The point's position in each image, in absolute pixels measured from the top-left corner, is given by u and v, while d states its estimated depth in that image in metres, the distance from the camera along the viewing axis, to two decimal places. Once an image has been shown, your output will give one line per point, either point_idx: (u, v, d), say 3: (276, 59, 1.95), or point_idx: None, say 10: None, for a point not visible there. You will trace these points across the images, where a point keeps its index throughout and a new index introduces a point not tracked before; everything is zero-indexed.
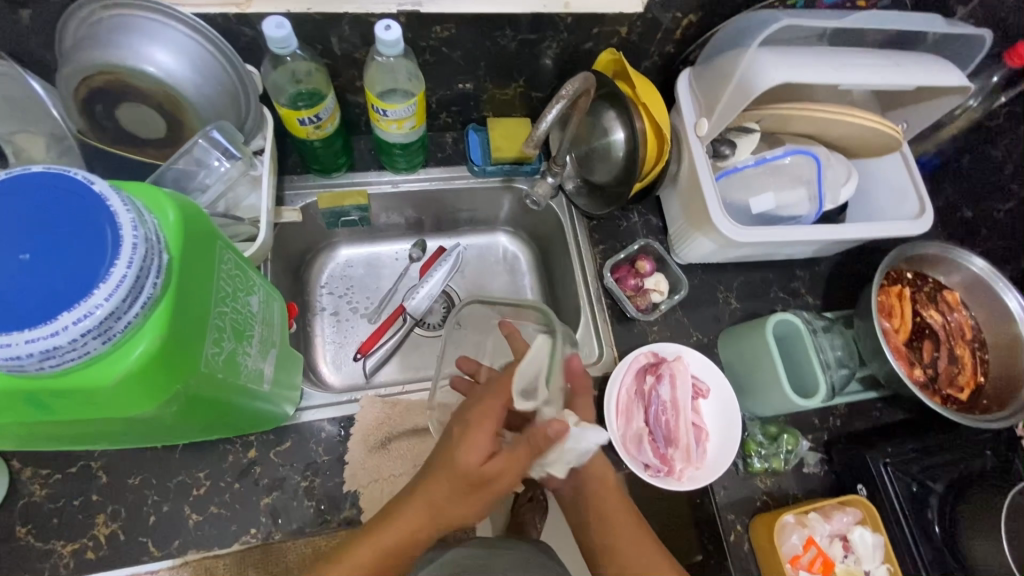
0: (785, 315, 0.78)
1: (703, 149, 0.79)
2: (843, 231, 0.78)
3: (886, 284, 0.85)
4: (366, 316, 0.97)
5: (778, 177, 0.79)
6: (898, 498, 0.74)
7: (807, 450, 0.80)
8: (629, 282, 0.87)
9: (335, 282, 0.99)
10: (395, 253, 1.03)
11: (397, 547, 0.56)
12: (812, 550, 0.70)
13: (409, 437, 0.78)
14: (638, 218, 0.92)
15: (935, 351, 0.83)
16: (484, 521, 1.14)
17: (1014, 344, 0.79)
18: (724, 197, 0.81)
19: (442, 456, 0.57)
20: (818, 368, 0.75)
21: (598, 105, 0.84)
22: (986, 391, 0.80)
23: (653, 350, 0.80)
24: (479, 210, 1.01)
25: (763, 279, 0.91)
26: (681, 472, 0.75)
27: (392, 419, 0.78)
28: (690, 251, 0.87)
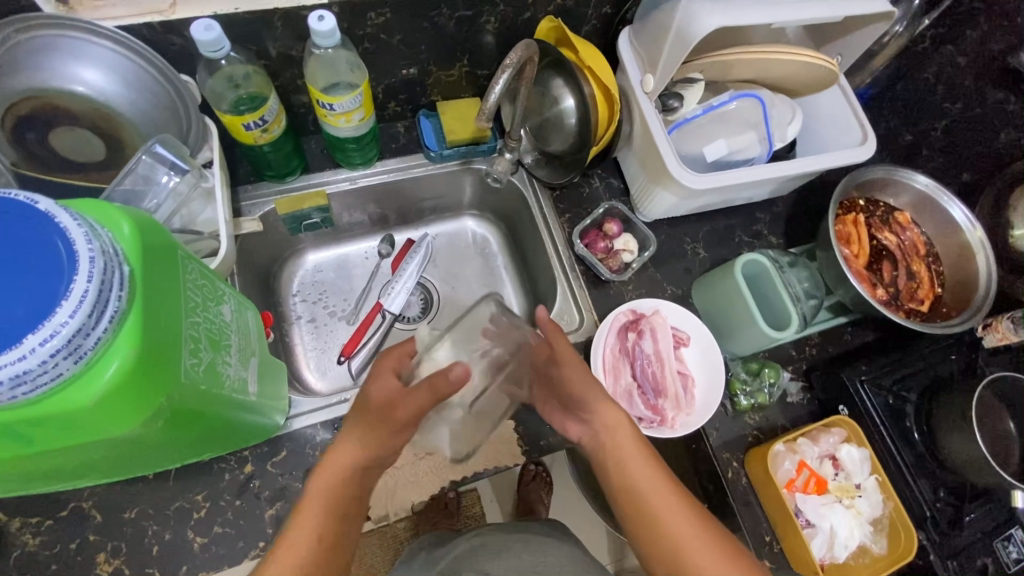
0: (753, 255, 0.81)
1: (652, 104, 0.80)
2: (795, 166, 0.81)
3: (841, 213, 0.88)
4: (344, 318, 0.96)
5: (728, 122, 0.81)
6: (876, 411, 0.78)
7: (789, 381, 0.84)
8: (599, 246, 0.88)
9: (307, 289, 0.98)
10: (364, 252, 1.02)
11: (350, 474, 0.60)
12: (805, 472, 0.74)
13: None
14: (599, 182, 0.94)
15: (894, 269, 0.87)
16: (493, 505, 1.17)
17: (963, 251, 0.84)
18: (679, 148, 0.82)
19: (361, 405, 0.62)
20: (789, 301, 0.78)
21: (544, 74, 0.84)
22: (944, 299, 0.84)
23: (631, 307, 0.82)
24: (442, 197, 1.00)
25: (727, 227, 0.94)
26: (673, 419, 0.77)
27: None
28: (653, 207, 0.88)
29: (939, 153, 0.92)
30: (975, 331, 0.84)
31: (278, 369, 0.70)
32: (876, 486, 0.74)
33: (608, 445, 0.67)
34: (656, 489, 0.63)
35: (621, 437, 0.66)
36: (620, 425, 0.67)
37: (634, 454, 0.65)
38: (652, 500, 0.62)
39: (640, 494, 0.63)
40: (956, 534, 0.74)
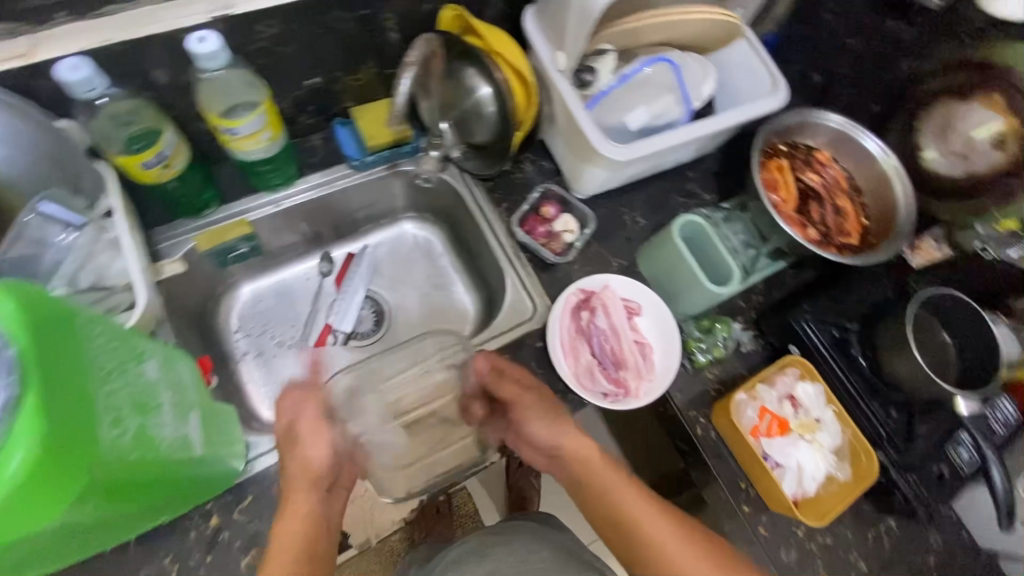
0: (688, 217, 0.82)
1: (568, 81, 0.78)
2: (714, 122, 0.82)
3: (766, 161, 0.90)
4: (294, 346, 0.93)
5: (644, 89, 0.82)
6: (825, 346, 0.81)
7: (740, 331, 0.87)
8: (539, 231, 0.87)
9: (249, 323, 0.93)
10: (303, 274, 0.98)
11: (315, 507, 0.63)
12: (767, 417, 0.77)
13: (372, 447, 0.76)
14: (531, 167, 0.93)
15: (821, 208, 0.90)
16: (484, 501, 1.17)
17: (881, 180, 0.88)
18: (602, 121, 0.82)
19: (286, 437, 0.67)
20: (727, 255, 0.80)
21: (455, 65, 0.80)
22: (871, 228, 0.88)
23: (580, 286, 0.83)
24: (375, 205, 0.97)
25: (661, 191, 0.95)
26: (637, 389, 0.79)
27: None
28: (587, 184, 0.88)
29: (847, 89, 0.95)
30: (903, 254, 0.87)
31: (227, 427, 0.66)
32: (834, 417, 0.78)
33: (584, 474, 0.68)
34: (636, 509, 0.64)
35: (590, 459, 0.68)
36: (590, 452, 0.69)
37: (610, 481, 0.67)
38: (635, 521, 0.63)
39: (623, 517, 0.64)
40: (914, 448, 0.76)
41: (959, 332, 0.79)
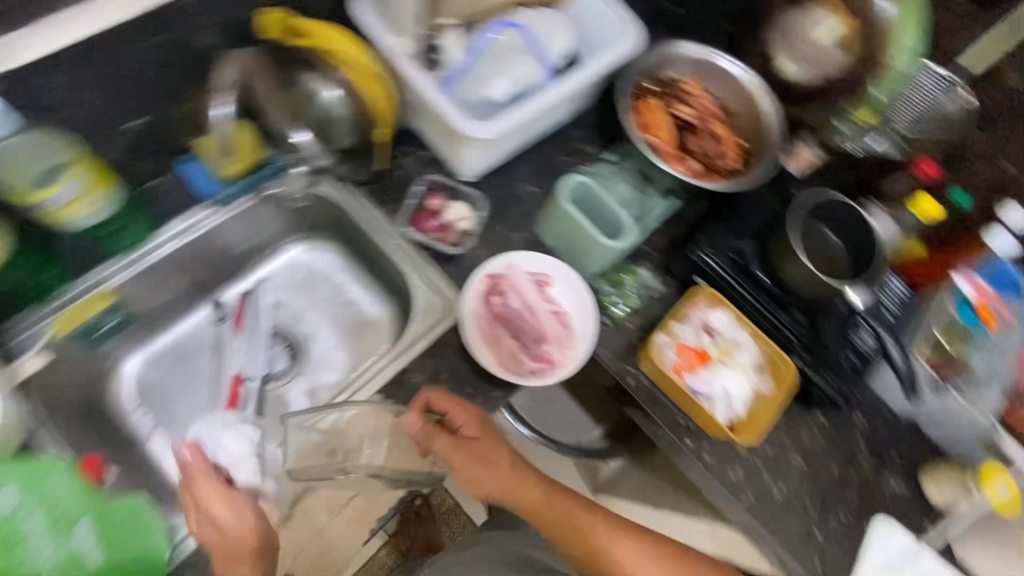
0: (572, 178, 0.81)
1: (418, 67, 0.74)
2: (576, 78, 0.80)
3: (638, 104, 0.90)
4: (207, 405, 0.88)
5: (497, 57, 0.78)
6: (725, 271, 0.84)
7: (649, 276, 0.89)
8: (429, 225, 0.83)
9: (148, 396, 0.86)
10: (195, 329, 0.91)
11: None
12: (685, 353, 0.80)
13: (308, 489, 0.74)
14: (408, 157, 0.86)
15: (699, 137, 0.90)
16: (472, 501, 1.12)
17: (746, 100, 0.90)
18: (463, 99, 0.78)
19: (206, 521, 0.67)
20: (616, 207, 0.81)
21: (289, 75, 0.76)
22: (747, 148, 0.90)
23: (485, 271, 0.79)
24: (254, 237, 0.90)
25: (547, 154, 0.93)
26: (563, 359, 0.78)
27: None
28: (467, 167, 0.84)
29: (701, 13, 0.95)
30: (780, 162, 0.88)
31: (146, 517, 0.64)
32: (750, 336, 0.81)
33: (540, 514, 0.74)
34: (599, 533, 0.73)
35: (547, 503, 0.75)
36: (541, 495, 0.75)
37: (568, 514, 0.74)
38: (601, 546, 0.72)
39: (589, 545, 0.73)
40: (823, 344, 0.81)
41: (838, 229, 0.85)
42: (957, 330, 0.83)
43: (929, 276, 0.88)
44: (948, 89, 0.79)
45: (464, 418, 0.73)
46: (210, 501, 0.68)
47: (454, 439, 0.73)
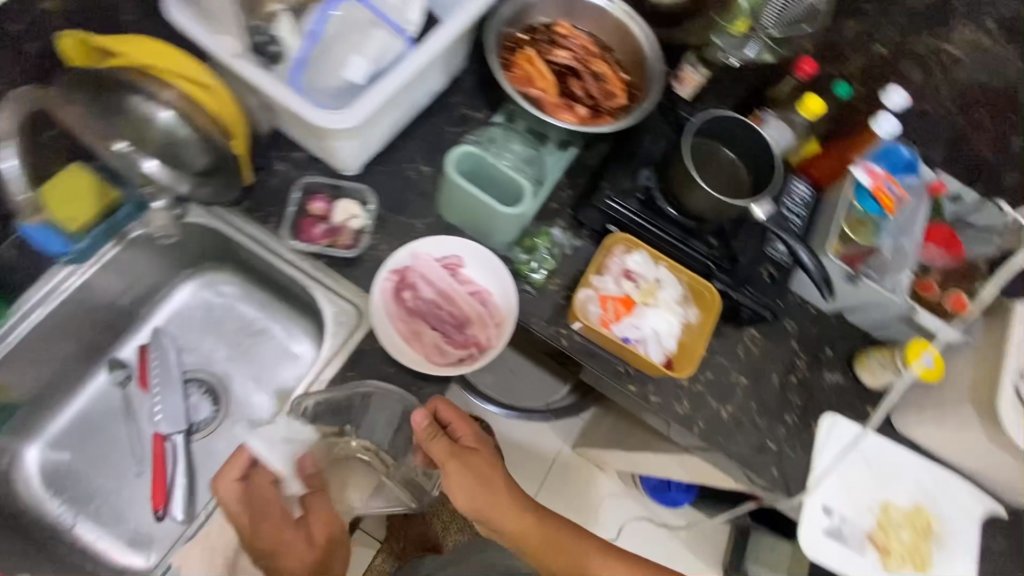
0: (457, 150, 0.75)
1: (253, 65, 0.66)
2: (436, 41, 0.74)
3: (512, 57, 0.84)
4: (132, 474, 0.81)
5: (342, 40, 0.72)
6: (635, 213, 0.83)
7: (561, 234, 0.86)
8: (316, 231, 0.77)
9: (61, 481, 0.80)
10: (98, 396, 0.84)
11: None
12: (609, 304, 0.79)
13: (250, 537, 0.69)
14: (282, 164, 0.79)
15: (581, 81, 0.86)
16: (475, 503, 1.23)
17: (621, 30, 0.86)
18: (316, 90, 0.71)
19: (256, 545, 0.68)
20: (509, 171, 0.77)
21: (109, 101, 0.65)
22: (633, 80, 0.87)
23: (389, 268, 0.75)
24: (135, 285, 0.82)
25: (434, 129, 0.88)
26: (490, 339, 0.75)
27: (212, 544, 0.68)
28: (346, 160, 0.78)
29: None
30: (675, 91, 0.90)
31: None
32: (668, 271, 0.81)
33: (528, 539, 0.73)
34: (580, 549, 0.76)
35: (535, 534, 0.74)
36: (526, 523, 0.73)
37: (554, 536, 0.75)
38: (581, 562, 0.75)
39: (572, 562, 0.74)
40: (739, 265, 0.82)
41: (734, 145, 0.84)
42: (858, 219, 0.86)
43: (830, 172, 0.90)
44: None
45: (466, 432, 0.73)
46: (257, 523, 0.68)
47: (455, 447, 0.72)
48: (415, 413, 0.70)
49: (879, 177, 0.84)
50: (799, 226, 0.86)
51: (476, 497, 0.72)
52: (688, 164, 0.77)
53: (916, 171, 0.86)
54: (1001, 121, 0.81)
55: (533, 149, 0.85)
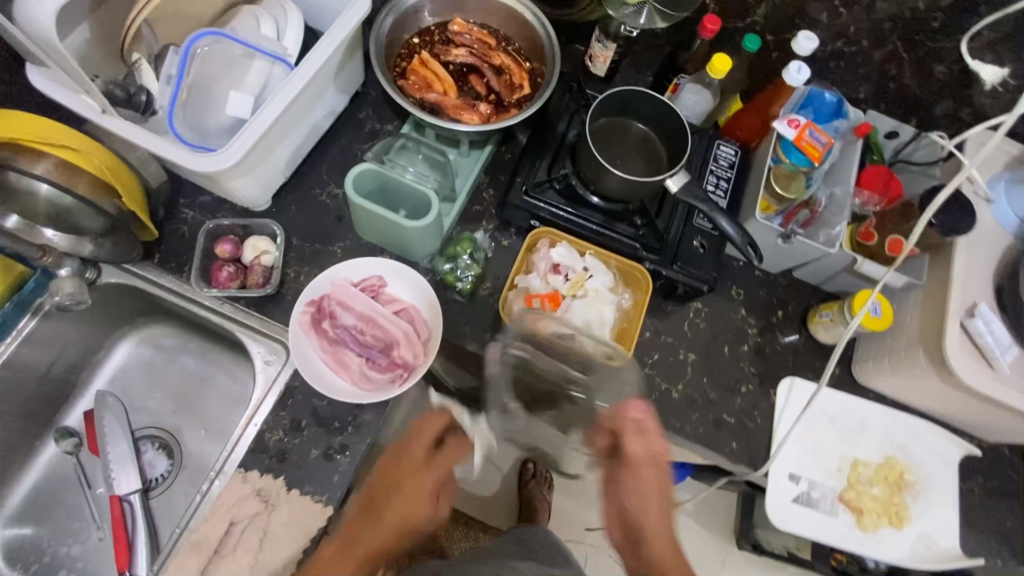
0: (353, 170, 0.73)
1: (120, 119, 0.63)
2: (313, 59, 0.70)
3: (406, 64, 0.82)
4: (94, 540, 0.81)
5: (212, 76, 0.70)
6: (554, 204, 0.80)
7: (485, 237, 0.84)
8: (224, 275, 0.76)
9: (22, 558, 0.79)
10: (50, 468, 0.83)
11: (380, 542, 0.62)
12: (535, 303, 0.76)
13: None
14: (191, 211, 0.79)
15: (482, 76, 0.83)
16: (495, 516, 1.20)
17: (514, 16, 0.83)
18: (198, 132, 0.69)
19: (381, 480, 0.66)
20: (411, 184, 0.74)
21: None
22: (535, 66, 0.84)
23: (306, 300, 0.74)
24: (65, 353, 0.81)
25: (343, 148, 0.86)
26: (415, 358, 0.73)
27: None
28: (250, 196, 0.76)
29: None
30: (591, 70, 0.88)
31: None
32: (596, 259, 0.79)
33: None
34: None
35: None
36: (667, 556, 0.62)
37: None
38: None
39: None
40: (667, 241, 0.79)
41: (645, 118, 0.81)
42: (787, 173, 0.81)
43: (756, 129, 0.86)
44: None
45: (662, 447, 0.64)
46: (402, 481, 0.65)
47: (654, 454, 0.64)
48: (635, 401, 0.65)
49: (801, 126, 0.79)
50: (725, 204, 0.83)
51: (638, 501, 0.63)
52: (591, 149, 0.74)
53: (843, 115, 0.83)
54: (916, 50, 0.77)
55: (441, 154, 0.83)
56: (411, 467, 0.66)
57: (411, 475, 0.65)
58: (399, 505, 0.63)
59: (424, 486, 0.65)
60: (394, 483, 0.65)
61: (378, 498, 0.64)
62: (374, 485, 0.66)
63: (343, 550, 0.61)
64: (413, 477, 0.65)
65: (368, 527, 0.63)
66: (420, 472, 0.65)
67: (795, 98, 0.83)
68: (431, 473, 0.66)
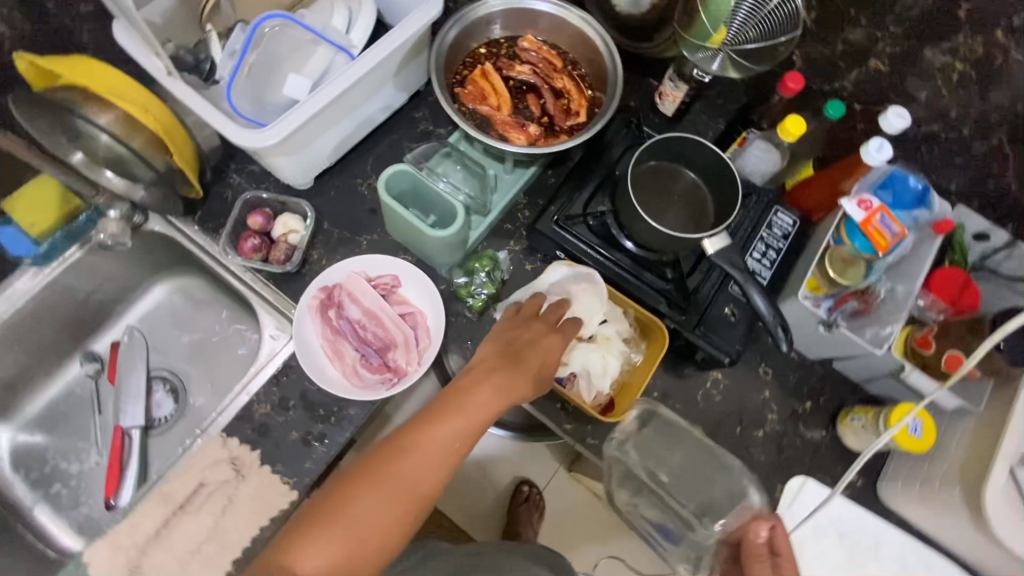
0: (388, 169, 0.73)
1: (181, 82, 0.66)
2: (371, 53, 0.70)
3: (467, 73, 0.81)
4: (92, 462, 0.86)
5: (276, 56, 0.72)
6: (584, 240, 0.76)
7: (509, 258, 0.82)
8: (250, 245, 0.78)
9: (29, 463, 0.86)
10: (70, 386, 0.90)
11: (496, 408, 0.59)
12: None
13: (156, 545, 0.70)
14: (239, 177, 0.83)
15: (539, 97, 0.82)
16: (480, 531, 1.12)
17: (585, 42, 0.81)
18: (252, 106, 0.72)
19: (507, 342, 0.65)
20: (445, 195, 0.74)
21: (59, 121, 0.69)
22: (596, 95, 0.82)
23: (319, 284, 0.75)
24: (106, 284, 0.87)
25: (392, 144, 0.87)
26: (409, 363, 0.73)
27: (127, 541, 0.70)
28: (292, 175, 0.78)
29: None
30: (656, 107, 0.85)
31: None
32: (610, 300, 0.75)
33: None
34: None
35: None
36: None
37: None
38: None
39: None
40: (695, 302, 0.74)
41: (699, 168, 0.76)
42: (846, 257, 0.72)
43: (820, 203, 0.80)
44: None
45: None
46: (530, 342, 0.64)
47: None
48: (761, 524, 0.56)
49: (872, 209, 0.70)
50: (766, 279, 0.78)
51: None
52: (629, 194, 0.71)
53: (926, 204, 0.73)
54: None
55: (483, 167, 0.82)
56: (536, 328, 0.66)
57: (544, 340, 0.65)
58: (524, 362, 0.62)
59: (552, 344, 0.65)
60: (521, 342, 0.64)
61: (498, 355, 0.63)
62: (496, 341, 0.64)
63: (472, 396, 0.59)
64: (536, 339, 0.65)
65: (485, 382, 0.60)
66: (545, 333, 0.66)
67: (870, 177, 0.75)
68: (555, 336, 0.66)
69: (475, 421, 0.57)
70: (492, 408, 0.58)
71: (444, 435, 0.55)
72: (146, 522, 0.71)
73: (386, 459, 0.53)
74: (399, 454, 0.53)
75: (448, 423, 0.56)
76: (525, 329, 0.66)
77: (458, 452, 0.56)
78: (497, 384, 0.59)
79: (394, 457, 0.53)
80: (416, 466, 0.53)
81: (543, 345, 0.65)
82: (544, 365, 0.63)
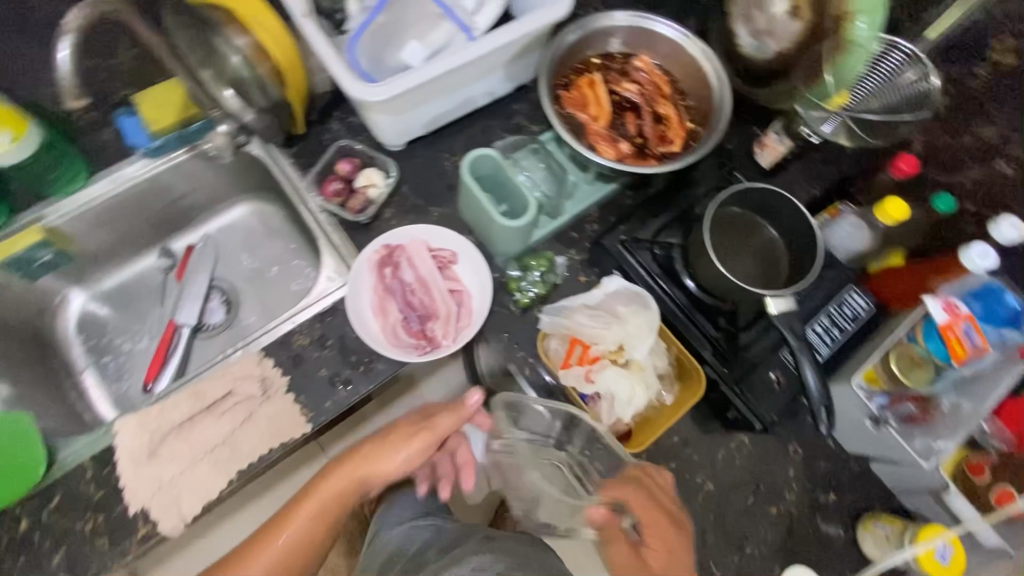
0: (477, 151, 0.75)
1: (315, 24, 0.70)
2: (490, 37, 0.72)
3: (575, 78, 0.82)
4: (141, 346, 0.94)
5: (404, 21, 0.77)
6: (645, 267, 0.75)
7: (566, 265, 0.82)
8: (332, 189, 0.83)
9: (90, 331, 0.94)
10: (143, 273, 0.98)
11: (347, 495, 0.72)
12: (576, 347, 0.74)
13: (174, 436, 0.75)
14: (339, 124, 0.87)
15: (638, 117, 0.82)
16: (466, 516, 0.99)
17: (699, 75, 0.80)
18: (371, 61, 0.76)
19: (367, 442, 0.74)
20: (520, 187, 0.75)
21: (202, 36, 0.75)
22: (694, 129, 0.81)
23: (383, 241, 0.78)
24: (198, 190, 0.94)
25: (485, 128, 0.89)
26: (443, 336, 0.76)
27: (153, 423, 0.75)
28: (388, 133, 0.82)
29: None
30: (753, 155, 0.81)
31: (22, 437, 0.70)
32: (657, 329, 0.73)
33: None
34: None
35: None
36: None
37: None
38: None
39: None
40: (741, 358, 0.72)
41: (781, 225, 0.74)
42: (915, 356, 0.69)
43: (904, 294, 0.74)
44: (912, 65, 0.73)
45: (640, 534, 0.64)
46: (392, 441, 0.73)
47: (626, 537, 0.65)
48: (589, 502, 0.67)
49: (958, 316, 0.66)
50: (822, 356, 0.72)
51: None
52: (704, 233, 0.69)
53: (1019, 326, 0.67)
54: None
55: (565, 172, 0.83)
56: (402, 434, 0.74)
57: (414, 435, 0.74)
58: (391, 454, 0.72)
59: (384, 459, 0.72)
60: (369, 452, 0.73)
61: (347, 456, 0.74)
62: (342, 459, 0.73)
63: (326, 494, 0.71)
64: (393, 443, 0.73)
65: (337, 476, 0.72)
66: (400, 440, 0.73)
67: (964, 283, 0.70)
68: (420, 435, 0.73)
69: (330, 505, 0.71)
70: (353, 485, 0.72)
71: (294, 528, 0.69)
72: (173, 413, 0.75)
73: (240, 555, 0.69)
74: (275, 531, 0.70)
75: (293, 521, 0.70)
76: (387, 432, 0.74)
77: (318, 533, 0.70)
78: (349, 477, 0.72)
79: (258, 544, 0.69)
80: (280, 545, 0.69)
81: (407, 444, 0.73)
82: (409, 452, 0.73)
